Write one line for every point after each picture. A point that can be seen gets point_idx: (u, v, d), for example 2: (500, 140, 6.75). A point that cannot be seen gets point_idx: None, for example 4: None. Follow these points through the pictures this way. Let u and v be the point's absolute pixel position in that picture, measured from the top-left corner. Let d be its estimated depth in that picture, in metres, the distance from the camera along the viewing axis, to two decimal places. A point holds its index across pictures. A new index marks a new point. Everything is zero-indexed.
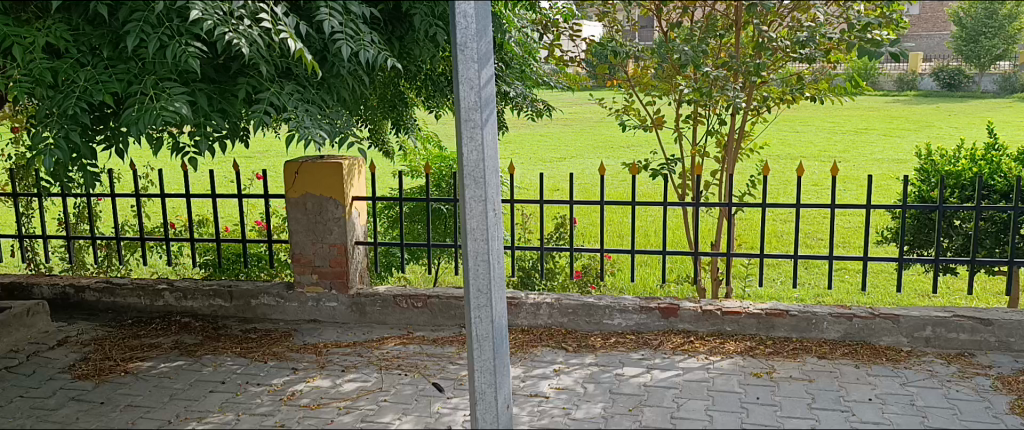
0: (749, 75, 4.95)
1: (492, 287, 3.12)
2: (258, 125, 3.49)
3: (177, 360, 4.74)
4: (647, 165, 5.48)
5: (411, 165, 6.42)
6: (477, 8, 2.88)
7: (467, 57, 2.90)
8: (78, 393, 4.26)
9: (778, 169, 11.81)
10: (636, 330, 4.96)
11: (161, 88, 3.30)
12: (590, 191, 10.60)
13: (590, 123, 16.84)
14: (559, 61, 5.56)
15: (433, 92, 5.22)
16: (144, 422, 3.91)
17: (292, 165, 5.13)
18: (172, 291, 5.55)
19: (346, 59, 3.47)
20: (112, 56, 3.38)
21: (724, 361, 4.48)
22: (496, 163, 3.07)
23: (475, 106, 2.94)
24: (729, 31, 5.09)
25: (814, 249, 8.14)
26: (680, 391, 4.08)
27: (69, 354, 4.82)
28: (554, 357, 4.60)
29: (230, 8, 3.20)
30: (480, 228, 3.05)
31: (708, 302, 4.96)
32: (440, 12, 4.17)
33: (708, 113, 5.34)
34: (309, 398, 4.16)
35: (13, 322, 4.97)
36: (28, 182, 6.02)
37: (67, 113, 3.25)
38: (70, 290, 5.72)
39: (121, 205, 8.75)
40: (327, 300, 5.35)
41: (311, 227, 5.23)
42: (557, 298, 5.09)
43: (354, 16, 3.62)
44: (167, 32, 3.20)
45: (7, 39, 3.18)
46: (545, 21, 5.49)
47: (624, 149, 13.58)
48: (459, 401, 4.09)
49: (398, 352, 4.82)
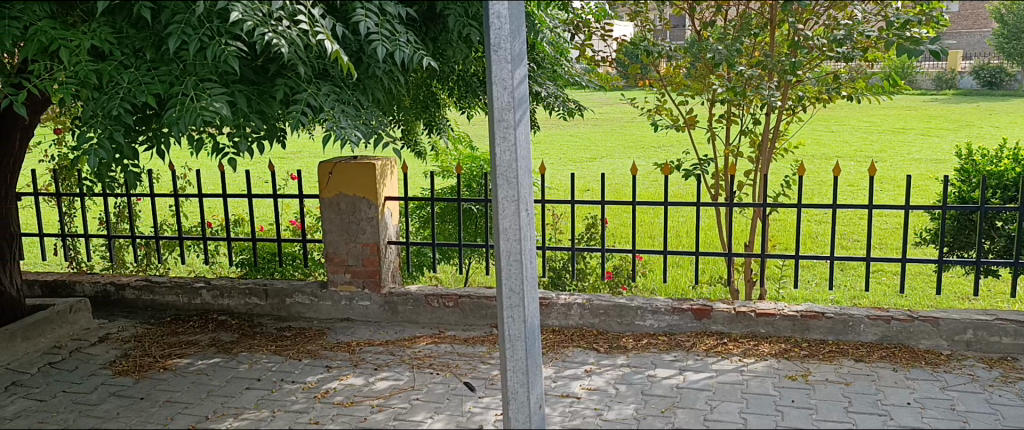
0: (785, 74, 4.90)
1: (525, 287, 3.13)
2: (295, 126, 3.53)
3: (213, 357, 4.82)
4: (680, 165, 5.43)
5: (443, 165, 6.45)
6: (511, 9, 2.91)
7: (501, 57, 2.92)
8: (119, 389, 4.36)
9: (813, 170, 11.66)
10: (669, 332, 4.93)
11: (202, 88, 3.36)
12: (621, 192, 10.57)
13: (621, 122, 16.80)
14: (590, 61, 5.56)
15: (465, 92, 5.23)
16: (182, 418, 3.99)
17: (326, 165, 5.19)
18: (209, 290, 5.64)
19: (382, 59, 3.50)
20: (154, 59, 3.43)
21: (759, 364, 4.43)
22: (529, 163, 3.09)
23: (508, 106, 2.96)
24: (764, 29, 5.06)
25: (851, 250, 8.02)
26: (713, 393, 4.05)
27: (110, 351, 4.92)
28: (585, 357, 4.59)
29: (269, 10, 3.24)
30: (513, 227, 3.06)
31: (742, 304, 4.92)
32: (474, 12, 4.19)
33: (741, 112, 5.28)
34: (343, 396, 4.21)
35: (56, 318, 5.12)
36: (71, 183, 6.17)
37: (111, 114, 3.31)
38: (110, 288, 5.83)
39: (160, 205, 8.92)
40: (360, 299, 5.40)
41: (344, 227, 5.28)
42: (589, 298, 5.07)
43: (390, 17, 3.65)
44: (208, 33, 3.25)
45: (53, 43, 3.21)
46: (577, 21, 5.47)
47: (655, 149, 13.51)
48: (490, 401, 4.10)
49: (430, 351, 4.84)
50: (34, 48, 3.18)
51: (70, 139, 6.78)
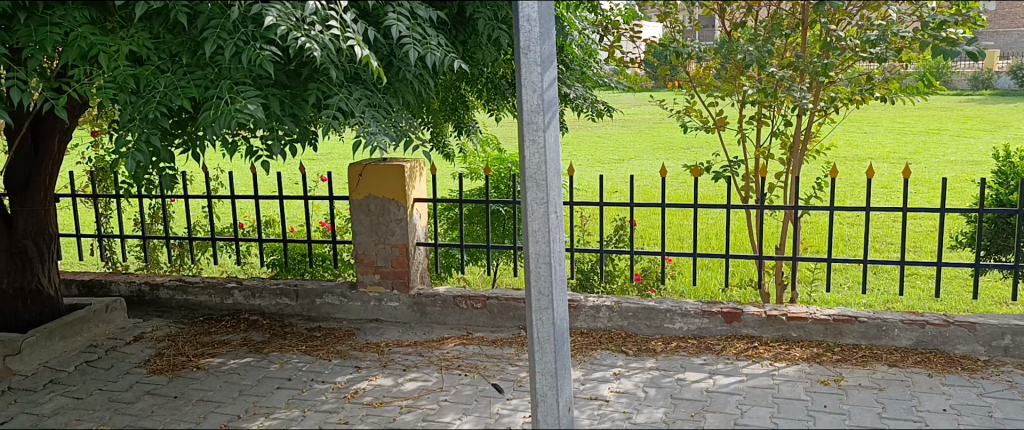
0: (817, 75, 4.85)
1: (553, 289, 3.14)
2: (327, 129, 3.57)
3: (245, 356, 4.88)
4: (710, 167, 5.37)
5: (471, 167, 6.48)
6: (541, 11, 2.92)
7: (530, 60, 2.94)
8: (153, 388, 4.43)
9: (845, 172, 11.50)
10: (698, 335, 4.90)
11: (237, 92, 3.40)
12: (649, 193, 10.53)
13: (650, 123, 16.75)
14: (620, 63, 5.53)
15: (493, 95, 5.24)
16: (214, 416, 4.04)
17: (355, 167, 5.23)
18: (241, 290, 5.72)
19: (413, 63, 3.52)
20: (190, 63, 3.48)
21: (790, 368, 4.39)
22: (558, 166, 3.09)
23: (538, 109, 2.97)
24: (796, 30, 5.00)
25: (885, 254, 7.89)
26: (744, 397, 4.01)
27: (145, 350, 5.01)
28: (614, 360, 4.58)
29: (302, 15, 3.28)
30: (542, 230, 3.07)
31: (773, 307, 4.87)
32: (504, 16, 4.20)
33: (772, 113, 5.23)
34: (372, 396, 4.24)
35: (92, 318, 5.22)
36: (107, 184, 6.30)
37: (148, 117, 3.36)
38: (145, 288, 5.93)
39: (192, 206, 9.05)
40: (389, 299, 5.44)
41: (373, 228, 5.32)
42: (617, 301, 5.05)
43: (421, 21, 3.67)
44: (243, 38, 3.31)
45: (92, 48, 3.26)
46: (605, 23, 5.43)
47: (684, 150, 13.41)
48: (518, 403, 4.10)
49: (458, 352, 4.86)
50: (74, 53, 3.24)
51: (106, 142, 6.91)
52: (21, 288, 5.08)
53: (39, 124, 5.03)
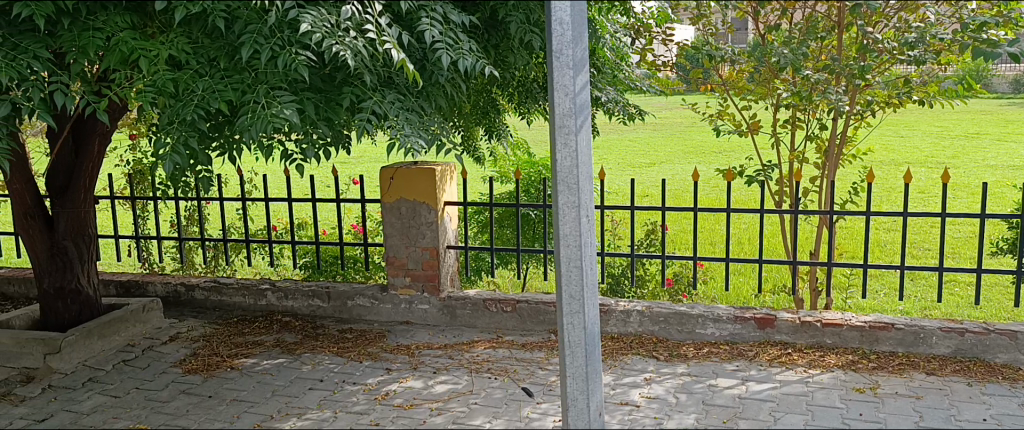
0: (853, 78, 4.78)
1: (585, 294, 3.13)
2: (361, 133, 3.60)
3: (278, 357, 4.94)
4: (743, 171, 5.31)
5: (501, 171, 6.48)
6: (573, 15, 2.93)
7: (562, 64, 2.94)
8: (188, 387, 4.50)
9: (881, 176, 11.32)
10: (731, 341, 4.84)
11: (273, 96, 3.44)
12: (680, 197, 10.45)
13: (681, 127, 16.66)
14: (651, 66, 5.51)
15: (524, 98, 5.23)
16: (248, 416, 4.09)
17: (387, 170, 5.27)
18: (274, 291, 5.79)
19: (445, 67, 3.54)
20: (228, 67, 3.53)
21: (825, 375, 4.32)
22: (590, 170, 3.09)
23: (569, 113, 2.97)
24: (831, 33, 4.95)
25: (922, 260, 7.75)
26: (777, 404, 3.96)
27: (180, 350, 5.09)
28: (644, 365, 4.55)
29: (337, 20, 3.31)
30: (573, 233, 3.06)
31: (807, 313, 4.80)
32: (536, 19, 4.21)
33: (807, 116, 5.16)
34: (402, 398, 4.26)
35: (130, 317, 5.32)
36: (145, 187, 6.41)
37: (186, 121, 3.41)
38: (181, 289, 6.03)
39: (226, 209, 9.17)
40: (420, 302, 5.46)
41: (404, 231, 5.35)
42: (648, 305, 5.02)
43: (453, 25, 3.69)
44: (279, 42, 3.35)
45: (133, 53, 3.32)
46: (638, 26, 5.43)
47: (716, 154, 13.29)
48: (549, 407, 4.09)
49: (488, 355, 4.87)
50: (115, 57, 3.30)
51: (144, 145, 7.04)
52: (62, 287, 5.22)
53: (79, 127, 5.12)
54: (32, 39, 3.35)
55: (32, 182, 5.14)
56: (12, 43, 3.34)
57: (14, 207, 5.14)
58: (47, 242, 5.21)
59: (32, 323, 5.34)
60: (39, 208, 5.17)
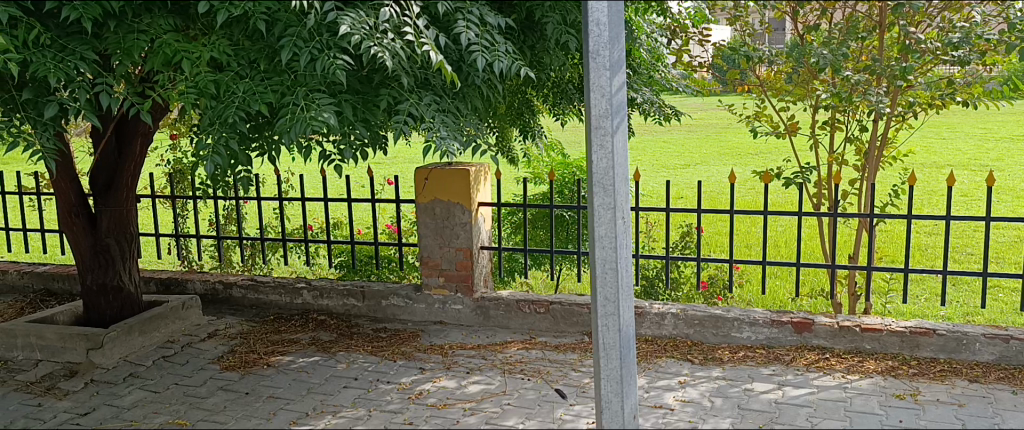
0: (895, 79, 4.69)
1: (619, 296, 3.12)
2: (397, 135, 3.62)
3: (313, 355, 4.99)
4: (781, 173, 5.23)
5: (535, 172, 6.47)
6: (610, 15, 2.91)
7: (599, 64, 2.93)
8: (226, 383, 4.57)
9: (923, 179, 11.10)
10: (767, 345, 4.78)
11: (312, 98, 3.47)
12: (715, 199, 10.34)
13: (716, 129, 16.50)
14: (688, 67, 5.46)
15: (559, 99, 5.20)
16: (284, 413, 4.14)
17: (421, 171, 5.30)
18: (310, 290, 5.85)
19: (481, 70, 3.55)
20: (268, 69, 3.58)
21: (864, 381, 4.25)
22: (626, 171, 3.07)
23: (606, 113, 2.96)
24: (872, 33, 4.86)
25: (964, 264, 7.57)
26: (814, 410, 3.90)
27: (218, 347, 5.17)
28: (679, 368, 4.51)
29: (375, 22, 3.33)
30: (608, 235, 3.05)
31: (846, 318, 4.72)
32: (572, 20, 4.19)
33: (847, 118, 5.07)
34: (435, 398, 4.28)
35: (169, 314, 5.42)
36: (185, 186, 6.51)
37: (227, 122, 3.45)
38: (219, 287, 6.12)
39: (263, 208, 9.30)
40: (453, 302, 5.49)
41: (438, 232, 5.38)
42: (683, 308, 4.97)
43: (490, 27, 3.69)
44: (318, 46, 3.39)
45: (176, 55, 3.38)
46: (675, 26, 5.31)
47: (753, 156, 13.14)
48: (582, 409, 4.08)
49: (521, 356, 4.87)
50: (160, 59, 3.36)
51: (184, 145, 7.18)
52: (105, 284, 5.34)
53: (121, 127, 5.21)
54: (79, 41, 3.42)
55: (77, 181, 5.27)
56: (60, 45, 3.40)
57: (58, 205, 5.28)
58: (89, 240, 5.35)
59: (76, 318, 5.47)
60: (82, 206, 5.31)
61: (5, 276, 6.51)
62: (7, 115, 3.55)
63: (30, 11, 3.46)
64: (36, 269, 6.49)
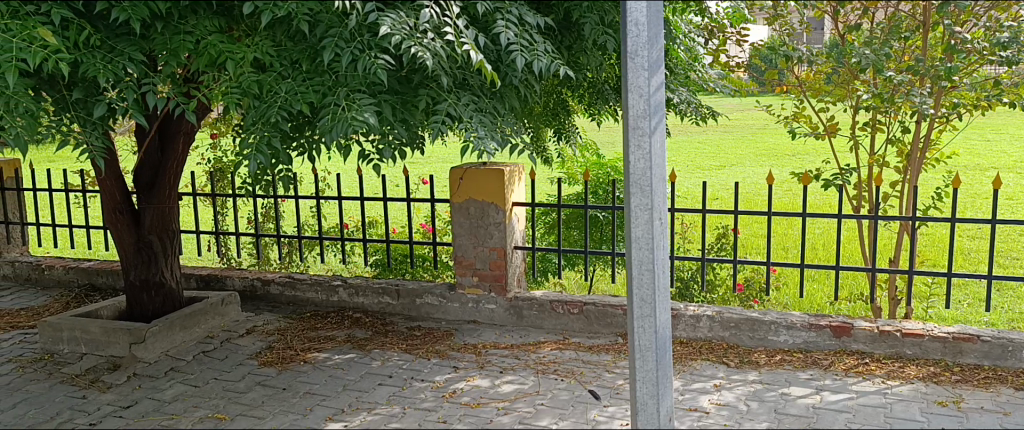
0: (939, 79, 4.61)
1: (656, 297, 3.10)
2: (435, 134, 3.65)
3: (349, 353, 5.04)
4: (820, 175, 5.16)
5: (569, 172, 6.46)
6: (649, 15, 2.90)
7: (638, 65, 2.92)
8: (263, 379, 4.64)
9: (966, 181, 10.87)
10: (805, 349, 4.72)
11: (353, 99, 3.51)
12: (752, 200, 10.23)
13: (753, 130, 16.33)
14: (724, 67, 5.41)
15: (595, 99, 5.17)
16: (320, 409, 4.19)
17: (456, 171, 5.33)
18: (345, 288, 5.91)
19: (520, 69, 3.55)
20: (309, 69, 3.62)
21: (904, 387, 4.18)
22: (663, 172, 3.06)
23: (644, 114, 2.95)
24: (915, 33, 4.78)
25: (1010, 269, 7.40)
26: (853, 415, 3.84)
27: (256, 343, 5.25)
28: (714, 371, 4.47)
29: (416, 23, 3.36)
30: (645, 236, 3.03)
31: (886, 322, 4.64)
32: (611, 20, 4.19)
33: (888, 119, 4.99)
34: (469, 397, 4.30)
35: (209, 310, 5.51)
36: (224, 185, 6.63)
37: (269, 121, 3.50)
38: (257, 284, 6.21)
39: (300, 206, 9.41)
40: (487, 302, 5.50)
41: (473, 231, 5.41)
42: (718, 311, 4.93)
43: (529, 27, 3.70)
44: (359, 46, 3.43)
45: (221, 56, 3.43)
46: (712, 26, 5.28)
47: (790, 157, 12.98)
48: (616, 410, 4.07)
49: (554, 357, 4.87)
50: (205, 60, 3.42)
51: (225, 143, 7.30)
52: (147, 280, 5.45)
53: (165, 126, 5.32)
54: (127, 42, 3.50)
55: (121, 178, 5.39)
56: (109, 46, 3.48)
57: (104, 202, 5.40)
58: (133, 236, 5.47)
59: (119, 313, 5.59)
60: (127, 203, 5.43)
61: (51, 271, 6.68)
62: (57, 114, 3.63)
63: (81, 13, 3.54)
64: (81, 264, 6.64)
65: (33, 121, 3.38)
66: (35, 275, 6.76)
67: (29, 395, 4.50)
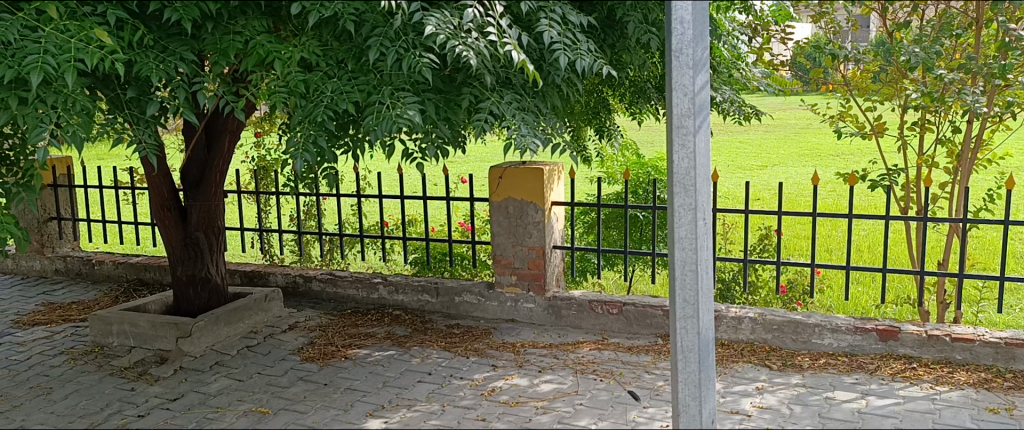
0: (992, 77, 4.50)
1: (699, 299, 3.08)
2: (479, 133, 3.66)
3: (389, 349, 5.09)
4: (866, 175, 5.06)
5: (609, 172, 6.44)
6: (695, 13, 2.88)
7: (682, 63, 2.90)
8: (305, 374, 4.70)
9: (1019, 183, 10.57)
10: (850, 352, 4.64)
11: (397, 97, 3.55)
12: (795, 201, 10.07)
13: (796, 129, 16.08)
14: (768, 65, 5.33)
15: (636, 98, 5.14)
16: (361, 405, 4.24)
17: (496, 170, 5.34)
18: (385, 285, 5.97)
19: (564, 68, 3.55)
20: (355, 69, 3.66)
21: (954, 393, 4.08)
22: (708, 171, 3.03)
23: (688, 113, 2.92)
24: (968, 30, 4.67)
25: None
26: (900, 421, 3.76)
27: (298, 339, 5.32)
28: (756, 374, 4.41)
29: (460, 22, 3.37)
30: (689, 237, 3.01)
31: (935, 327, 4.54)
32: (654, 18, 4.15)
33: (938, 119, 4.88)
34: (508, 395, 4.30)
35: (253, 306, 5.60)
36: (268, 182, 6.73)
37: (316, 120, 3.54)
38: (299, 280, 6.30)
39: (340, 205, 9.52)
40: (526, 301, 5.50)
41: (511, 231, 5.41)
42: (761, 313, 4.86)
43: (572, 26, 3.70)
44: (404, 45, 3.47)
45: (269, 55, 3.48)
46: (756, 24, 5.21)
47: (835, 157, 12.75)
48: (656, 411, 4.04)
49: (593, 357, 4.85)
50: (253, 59, 3.47)
51: (269, 141, 7.41)
52: (194, 275, 5.56)
53: (212, 125, 5.41)
54: (179, 42, 3.59)
55: (170, 175, 5.50)
56: (161, 46, 3.57)
57: (152, 198, 5.53)
58: (180, 232, 5.59)
59: (166, 307, 5.72)
60: (174, 200, 5.55)
61: (101, 266, 6.85)
62: (111, 113, 3.72)
63: (135, 13, 3.63)
64: (130, 259, 6.80)
65: (88, 119, 3.48)
66: (86, 270, 6.95)
67: (80, 387, 4.63)
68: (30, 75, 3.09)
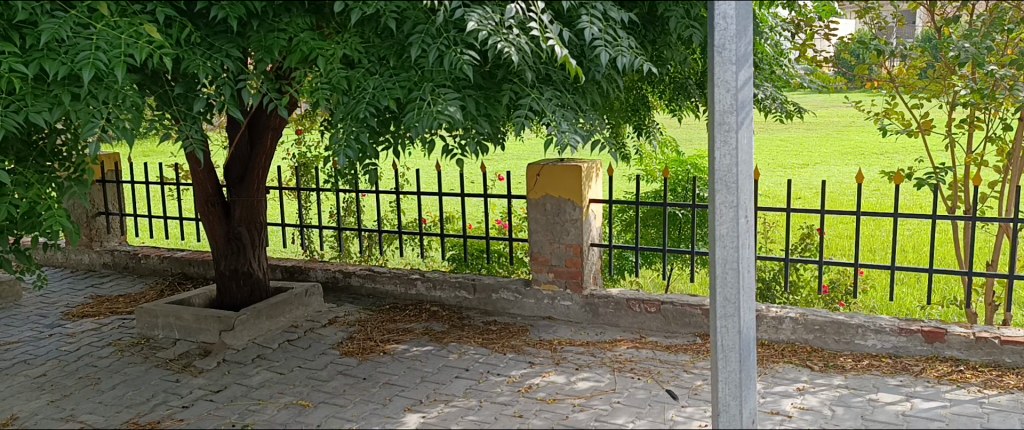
0: None
1: (740, 297, 3.04)
2: (519, 129, 3.67)
3: (426, 345, 5.13)
4: (913, 174, 4.95)
5: (648, 170, 6.41)
6: (738, 8, 2.84)
7: (725, 59, 2.87)
8: (345, 369, 4.76)
9: None
10: (894, 354, 4.54)
11: (438, 93, 3.57)
12: (837, 200, 9.91)
13: (839, 127, 15.81)
14: (811, 62, 5.25)
15: (676, 94, 5.09)
16: (399, 399, 4.28)
17: (533, 167, 5.35)
18: (423, 281, 6.01)
19: (604, 65, 3.54)
20: (396, 66, 3.69)
21: (1002, 397, 3.98)
22: (750, 168, 2.99)
23: (731, 109, 2.89)
24: (1020, 25, 4.55)
25: None
26: (947, 424, 3.69)
27: (338, 333, 5.39)
28: (797, 375, 4.35)
29: (501, 19, 3.38)
30: (730, 234, 2.98)
31: (983, 329, 4.44)
32: (697, 14, 4.11)
33: (988, 116, 4.76)
34: (545, 392, 4.31)
35: (293, 300, 5.69)
36: (309, 179, 6.83)
37: (358, 117, 3.58)
38: (339, 275, 6.39)
39: (379, 202, 9.61)
40: (563, 298, 5.50)
41: (549, 228, 5.41)
42: (802, 313, 4.79)
43: (613, 22, 3.68)
44: (445, 42, 3.49)
45: (312, 52, 3.53)
46: (799, 21, 5.10)
47: (879, 155, 12.49)
48: (694, 411, 4.01)
49: (631, 355, 4.83)
50: (297, 56, 3.52)
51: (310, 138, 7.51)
52: (236, 269, 5.67)
53: (255, 122, 5.50)
54: (225, 39, 3.65)
55: (214, 172, 5.61)
56: (207, 43, 3.65)
57: (197, 194, 5.64)
58: (224, 227, 5.70)
59: (210, 301, 5.84)
60: (218, 196, 5.66)
61: (147, 260, 7.01)
62: (160, 109, 3.81)
63: (183, 11, 3.70)
64: (174, 254, 6.95)
65: (138, 115, 3.56)
66: (133, 264, 7.11)
67: (127, 377, 4.74)
68: (83, 71, 3.16)
